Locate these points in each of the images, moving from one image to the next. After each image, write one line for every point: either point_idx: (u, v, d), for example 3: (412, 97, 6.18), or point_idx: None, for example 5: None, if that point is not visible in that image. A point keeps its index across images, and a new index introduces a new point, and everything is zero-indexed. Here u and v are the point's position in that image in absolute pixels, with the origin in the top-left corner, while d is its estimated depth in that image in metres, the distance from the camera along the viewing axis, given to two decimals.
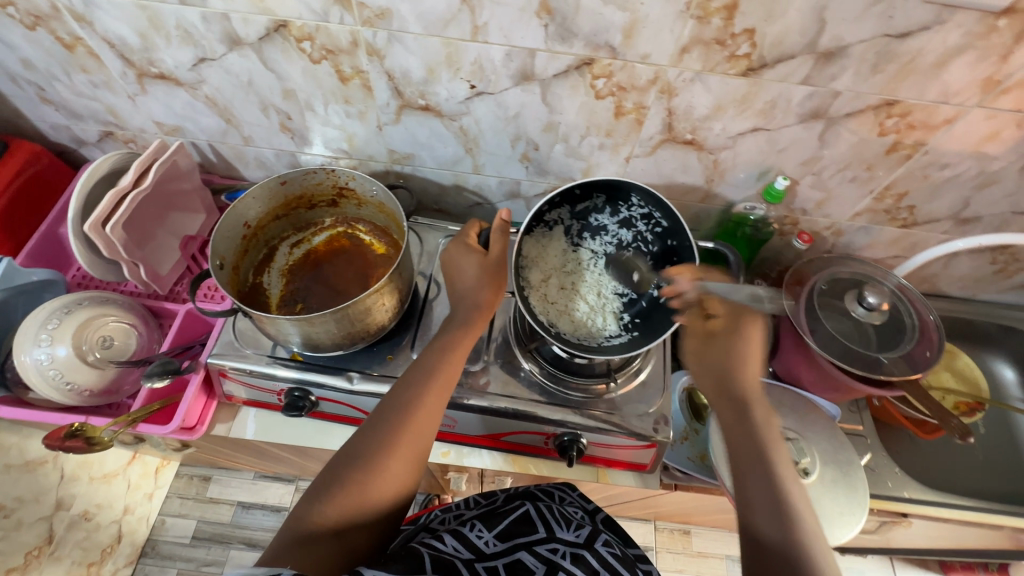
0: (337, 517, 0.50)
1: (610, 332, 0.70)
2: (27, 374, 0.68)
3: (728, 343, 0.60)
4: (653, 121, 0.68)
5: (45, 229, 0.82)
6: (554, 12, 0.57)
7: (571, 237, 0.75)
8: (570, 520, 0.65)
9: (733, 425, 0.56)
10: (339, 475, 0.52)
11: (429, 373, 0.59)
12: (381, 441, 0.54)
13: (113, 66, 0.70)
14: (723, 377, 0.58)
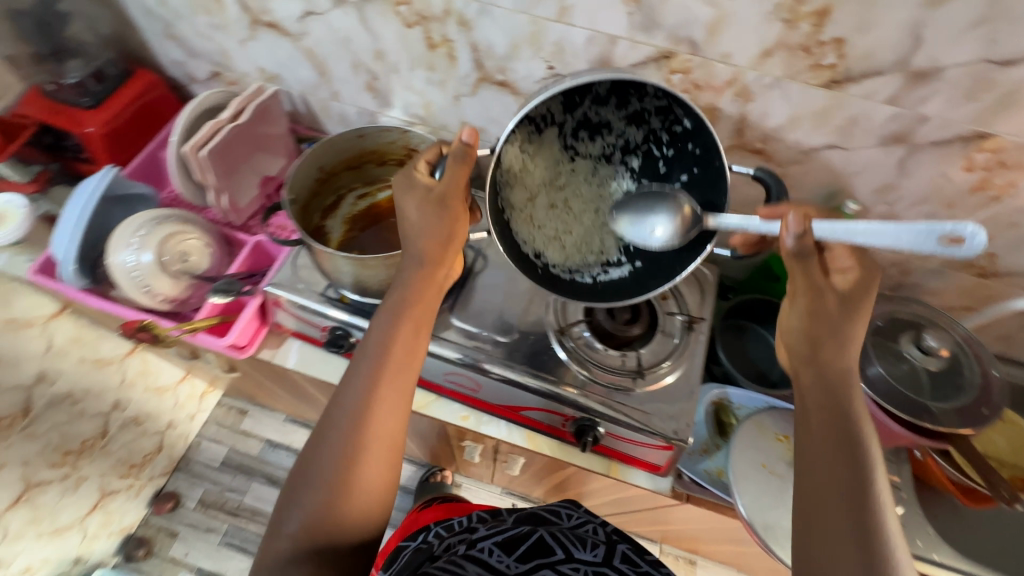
0: (302, 531, 0.52)
1: (608, 260, 0.67)
2: (115, 272, 0.76)
3: (844, 300, 0.52)
4: (725, 124, 0.68)
5: (149, 151, 0.92)
6: (641, 2, 0.58)
7: (564, 138, 0.63)
8: (587, 540, 0.63)
9: (824, 453, 0.48)
10: (298, 496, 0.54)
11: (376, 364, 0.58)
12: (336, 454, 0.54)
13: (232, 12, 0.78)
14: (816, 359, 0.52)
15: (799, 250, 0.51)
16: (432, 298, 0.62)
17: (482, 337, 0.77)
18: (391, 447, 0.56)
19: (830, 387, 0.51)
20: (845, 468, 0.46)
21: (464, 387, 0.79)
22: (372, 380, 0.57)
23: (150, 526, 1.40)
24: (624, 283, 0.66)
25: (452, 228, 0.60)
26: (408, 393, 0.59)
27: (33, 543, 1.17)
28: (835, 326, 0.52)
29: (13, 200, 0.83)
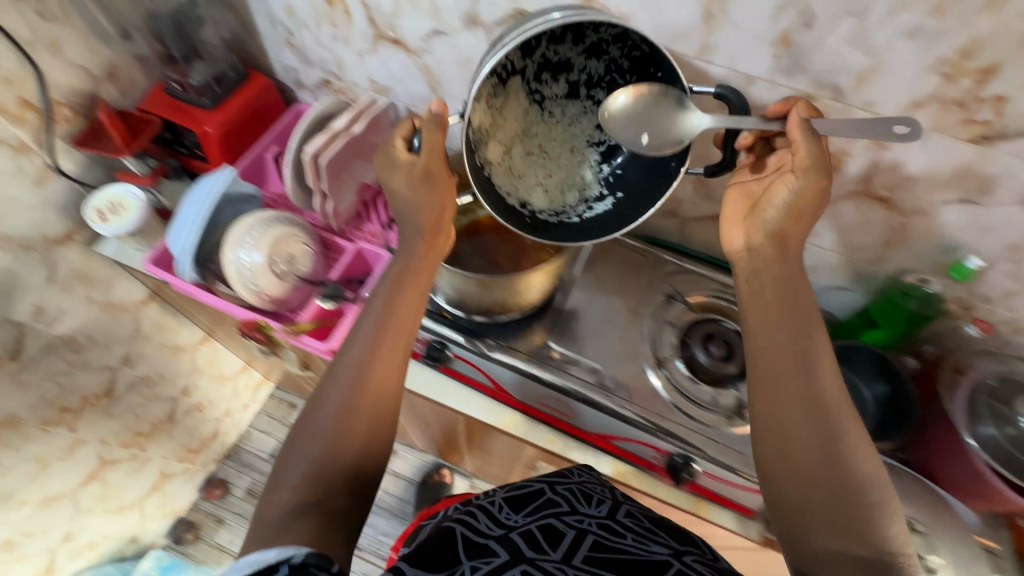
0: (303, 476, 0.56)
1: (591, 196, 0.74)
2: (230, 269, 0.79)
3: (783, 259, 0.59)
4: (853, 169, 0.67)
5: (256, 152, 0.95)
6: (792, 46, 0.57)
7: (529, 85, 0.67)
8: (591, 496, 0.64)
9: (792, 390, 0.53)
10: (301, 450, 0.58)
11: (380, 324, 0.65)
12: (339, 400, 0.60)
13: (358, 25, 0.80)
14: (763, 333, 0.57)
15: (811, 128, 0.56)
16: (432, 260, 0.69)
17: (578, 363, 0.78)
18: (387, 399, 0.62)
19: (800, 365, 0.54)
20: (814, 438, 0.51)
21: (556, 411, 0.80)
22: (375, 344, 0.63)
23: (199, 509, 1.52)
24: (607, 216, 0.73)
25: (444, 198, 0.68)
26: (403, 358, 0.66)
27: (99, 518, 1.21)
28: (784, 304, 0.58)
29: (133, 191, 0.87)
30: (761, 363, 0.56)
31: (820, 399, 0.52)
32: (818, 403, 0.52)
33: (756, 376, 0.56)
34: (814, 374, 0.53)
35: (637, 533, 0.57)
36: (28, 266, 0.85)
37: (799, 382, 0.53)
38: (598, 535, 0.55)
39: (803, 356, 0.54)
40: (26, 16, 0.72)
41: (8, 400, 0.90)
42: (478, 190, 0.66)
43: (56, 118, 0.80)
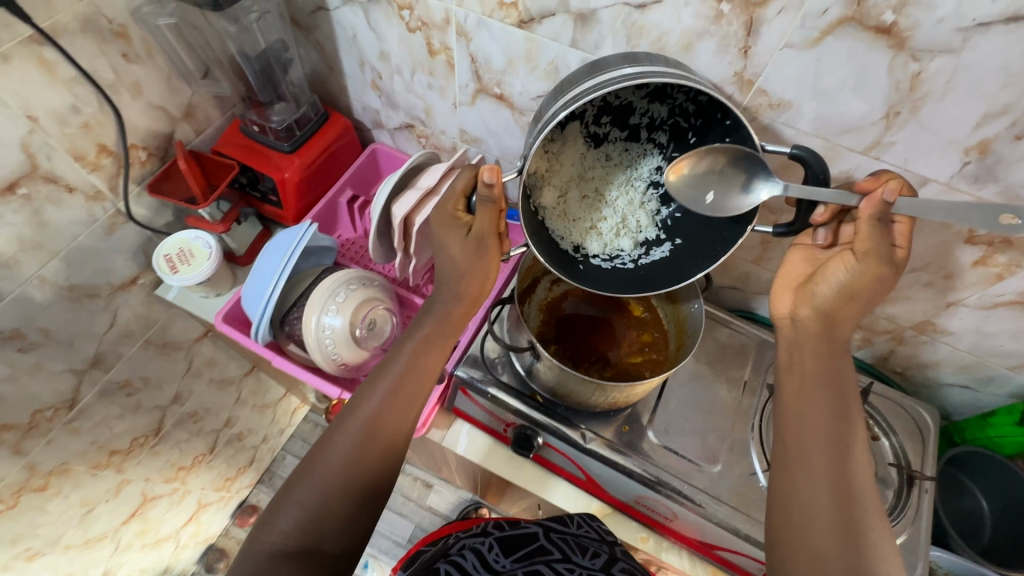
0: (293, 529, 0.48)
1: (646, 240, 0.63)
2: (309, 336, 0.74)
3: (830, 335, 0.53)
4: (1020, 281, 0.60)
5: (330, 197, 0.90)
6: (989, 155, 0.50)
7: (587, 128, 0.59)
8: (588, 548, 0.61)
9: (822, 467, 0.47)
10: (298, 489, 0.50)
11: (399, 377, 0.57)
12: (352, 446, 0.52)
13: (459, 77, 0.74)
14: (796, 406, 0.52)
15: (885, 212, 0.49)
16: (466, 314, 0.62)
17: (681, 461, 0.72)
18: (398, 445, 0.55)
19: (832, 443, 0.48)
20: (832, 520, 0.45)
21: (655, 512, 0.74)
22: (393, 393, 0.56)
23: (230, 536, 1.38)
24: (664, 265, 0.62)
25: (487, 247, 0.58)
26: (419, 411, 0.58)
27: (137, 554, 1.15)
28: (829, 377, 0.52)
29: (203, 238, 0.81)
30: (796, 438, 0.50)
31: (849, 484, 0.46)
32: (843, 481, 0.46)
33: (785, 451, 0.50)
34: (851, 457, 0.48)
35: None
36: (92, 313, 0.80)
37: (830, 460, 0.48)
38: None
39: (836, 433, 0.49)
40: (111, 59, 0.67)
41: (62, 447, 0.85)
42: (529, 236, 0.57)
43: (131, 162, 0.76)
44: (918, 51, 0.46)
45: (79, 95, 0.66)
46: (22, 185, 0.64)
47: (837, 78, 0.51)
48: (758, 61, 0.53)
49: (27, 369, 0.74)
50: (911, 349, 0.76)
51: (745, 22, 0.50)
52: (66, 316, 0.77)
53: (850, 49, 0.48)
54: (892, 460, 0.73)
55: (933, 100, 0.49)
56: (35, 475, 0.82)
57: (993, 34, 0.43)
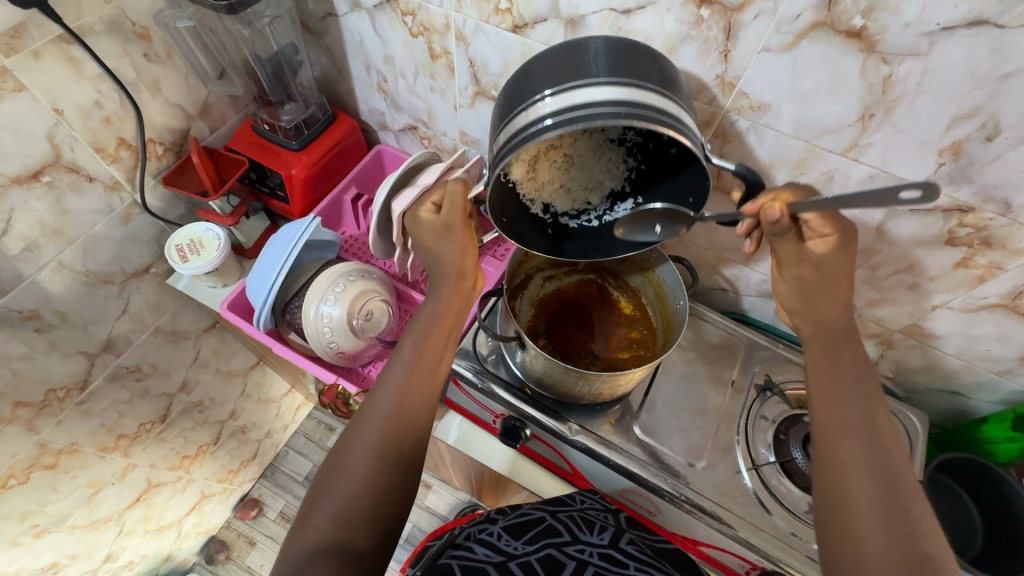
0: (331, 521, 0.47)
1: (614, 193, 0.64)
2: (309, 323, 0.77)
3: (828, 323, 0.54)
4: (1001, 283, 0.60)
5: (336, 194, 0.93)
6: (962, 155, 0.51)
7: None
8: (595, 524, 0.64)
9: (859, 456, 0.47)
10: (333, 488, 0.49)
11: (412, 365, 0.57)
12: (378, 437, 0.52)
13: (459, 80, 0.77)
14: (829, 398, 0.51)
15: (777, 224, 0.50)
16: (463, 305, 0.63)
17: (667, 457, 0.73)
18: (422, 434, 0.55)
19: (865, 435, 0.48)
20: (883, 512, 0.43)
21: (640, 507, 0.76)
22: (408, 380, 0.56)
23: (231, 529, 1.40)
24: None
25: (465, 241, 0.63)
26: (434, 398, 0.57)
27: (140, 539, 1.18)
28: (854, 370, 0.52)
29: (212, 230, 0.85)
30: (832, 430, 0.49)
31: (887, 470, 0.45)
32: (885, 470, 0.45)
33: (823, 445, 0.49)
34: (887, 447, 0.47)
35: (641, 563, 0.57)
36: (106, 299, 0.85)
37: (869, 451, 0.46)
38: (598, 566, 0.56)
39: (865, 425, 0.49)
40: (134, 59, 0.72)
41: (72, 427, 0.89)
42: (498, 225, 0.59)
43: (148, 155, 0.81)
44: (887, 55, 0.48)
45: (103, 91, 0.70)
46: (46, 173, 0.69)
47: (813, 81, 0.53)
48: (738, 65, 0.55)
49: (43, 349, 0.78)
50: (900, 353, 0.77)
51: (724, 27, 0.53)
52: (82, 300, 0.81)
53: (823, 52, 0.50)
54: None
55: (905, 102, 0.50)
56: (46, 452, 0.86)
57: (957, 38, 0.45)
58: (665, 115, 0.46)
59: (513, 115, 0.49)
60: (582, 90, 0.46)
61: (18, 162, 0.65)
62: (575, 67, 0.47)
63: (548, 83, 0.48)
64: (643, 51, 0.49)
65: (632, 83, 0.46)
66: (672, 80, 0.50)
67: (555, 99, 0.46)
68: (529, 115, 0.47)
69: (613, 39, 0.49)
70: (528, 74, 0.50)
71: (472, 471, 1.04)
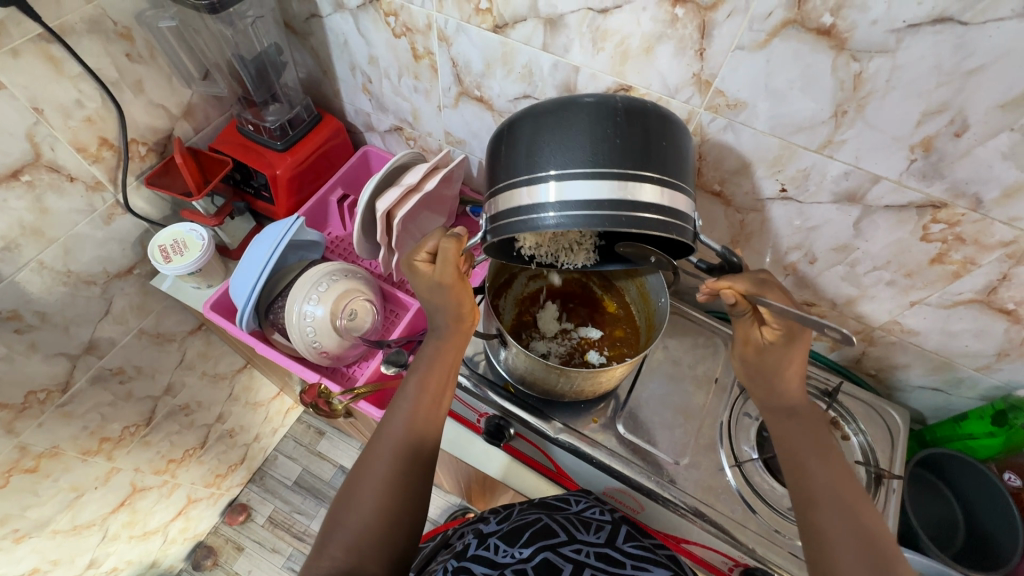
0: (339, 559, 0.46)
1: None
2: (292, 323, 0.77)
3: (781, 400, 0.56)
4: (975, 279, 0.61)
5: (322, 194, 0.93)
6: (933, 151, 0.52)
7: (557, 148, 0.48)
8: (591, 523, 0.61)
9: (836, 519, 0.48)
10: (345, 518, 0.49)
11: (416, 398, 0.57)
12: (386, 471, 0.52)
13: (442, 80, 0.77)
14: (803, 476, 0.52)
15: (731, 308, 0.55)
16: (462, 341, 0.62)
17: (651, 456, 0.73)
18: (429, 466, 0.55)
19: (840, 504, 0.48)
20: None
21: (624, 504, 0.76)
22: (414, 413, 0.56)
23: (218, 534, 1.39)
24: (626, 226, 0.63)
25: (462, 298, 0.59)
26: (437, 433, 0.57)
27: (124, 545, 1.17)
28: (818, 445, 0.53)
29: (196, 230, 0.84)
30: (809, 504, 0.50)
31: (867, 531, 0.46)
32: (866, 538, 0.46)
33: (806, 517, 0.50)
34: (862, 517, 0.47)
35: (639, 560, 0.55)
36: (88, 299, 0.84)
37: (844, 525, 0.47)
38: (596, 567, 0.53)
39: (836, 491, 0.49)
40: (116, 59, 0.73)
41: (53, 430, 0.88)
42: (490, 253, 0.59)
43: (131, 155, 0.80)
44: (857, 52, 0.49)
45: (83, 91, 0.70)
46: (26, 172, 0.68)
47: (786, 78, 0.54)
48: (714, 63, 0.56)
49: (23, 350, 0.78)
50: (881, 350, 0.77)
51: (698, 25, 0.54)
52: (63, 301, 0.81)
53: (795, 50, 0.51)
54: (859, 458, 0.74)
55: (877, 98, 0.51)
56: (27, 456, 0.85)
57: (924, 34, 0.46)
58: (660, 207, 0.46)
59: (509, 189, 0.49)
60: (579, 182, 0.45)
61: None
62: (576, 144, 0.46)
63: (549, 161, 0.47)
64: (653, 123, 0.48)
65: (628, 175, 0.45)
66: (677, 155, 0.49)
67: (554, 188, 0.46)
68: (527, 197, 0.47)
69: (624, 112, 0.47)
70: (529, 137, 0.48)
71: (459, 473, 1.03)
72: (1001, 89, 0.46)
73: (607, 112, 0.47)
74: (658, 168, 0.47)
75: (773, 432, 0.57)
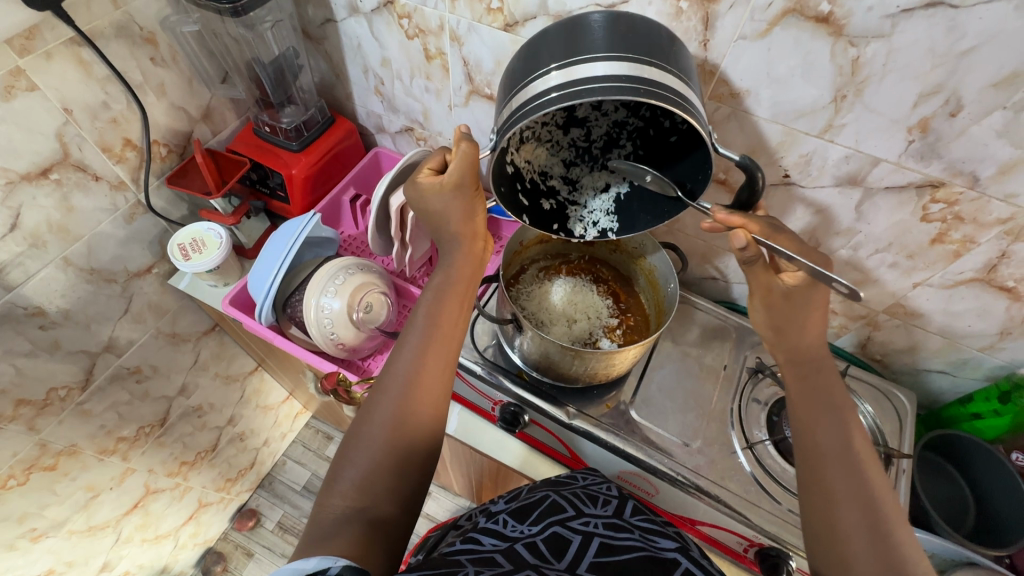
0: (351, 499, 0.47)
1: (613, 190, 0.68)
2: (311, 314, 0.79)
3: (799, 351, 0.56)
4: (975, 257, 0.63)
5: (335, 194, 0.96)
6: (930, 131, 0.55)
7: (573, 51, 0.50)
8: (598, 497, 0.62)
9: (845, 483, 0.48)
10: (354, 456, 0.50)
11: (425, 334, 0.57)
12: (395, 406, 0.52)
13: (453, 80, 0.80)
14: (811, 433, 0.52)
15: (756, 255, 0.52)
16: (474, 272, 0.63)
17: (664, 439, 0.74)
18: (441, 400, 0.56)
19: (845, 464, 0.49)
20: (868, 542, 0.45)
21: (638, 488, 0.77)
22: (423, 346, 0.56)
23: (228, 540, 1.38)
24: (623, 205, 0.67)
25: (473, 206, 0.61)
26: (450, 366, 0.58)
27: (136, 549, 1.16)
28: (832, 405, 0.53)
29: (215, 229, 0.87)
30: (816, 464, 0.50)
31: (871, 497, 0.47)
32: (866, 498, 0.47)
33: (811, 477, 0.50)
34: (868, 477, 0.48)
35: (647, 531, 0.55)
36: (109, 298, 0.86)
37: (850, 484, 0.48)
38: (605, 535, 0.53)
39: (848, 453, 0.50)
40: (140, 62, 0.76)
41: (71, 429, 0.89)
42: (507, 197, 0.62)
43: (153, 156, 0.83)
44: (854, 37, 0.52)
45: (110, 93, 0.73)
46: (54, 171, 0.71)
47: (786, 65, 0.56)
48: (717, 52, 0.59)
49: (46, 347, 0.79)
50: (886, 334, 0.79)
51: (702, 17, 0.57)
52: (86, 299, 0.83)
53: (795, 38, 0.54)
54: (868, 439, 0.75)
55: (874, 82, 0.54)
56: (47, 453, 0.86)
57: (917, 18, 0.48)
58: (677, 93, 0.47)
59: (516, 94, 0.50)
60: (591, 63, 0.46)
61: (26, 159, 0.67)
62: (587, 40, 0.48)
63: (561, 56, 0.48)
64: (669, 38, 0.51)
65: (636, 59, 0.47)
66: (685, 68, 0.51)
67: (558, 72, 0.47)
68: (539, 87, 0.48)
69: (640, 24, 0.50)
70: (542, 43, 0.51)
71: (470, 468, 1.04)
72: (993, 68, 0.48)
73: (621, 22, 0.50)
74: (667, 65, 0.48)
75: (792, 382, 0.56)
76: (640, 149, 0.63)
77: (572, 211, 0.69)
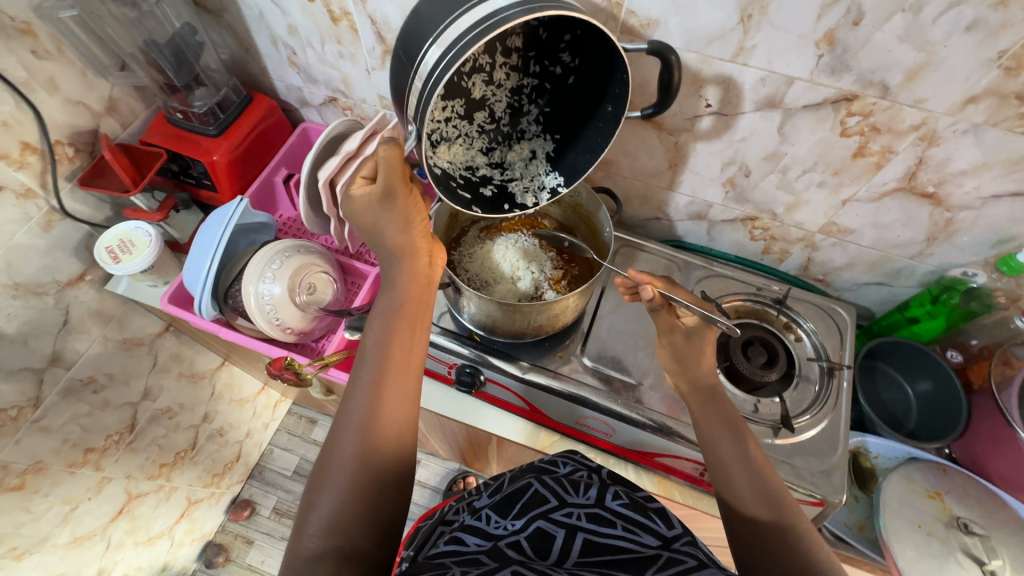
0: (320, 542, 0.45)
1: (538, 152, 0.67)
2: (250, 302, 0.77)
3: (701, 383, 0.61)
4: (896, 167, 0.63)
5: (265, 176, 0.93)
6: (837, 44, 0.54)
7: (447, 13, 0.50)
8: (581, 483, 0.57)
9: (758, 518, 0.49)
10: (320, 496, 0.48)
11: (381, 358, 0.56)
12: (358, 434, 0.51)
13: (365, 41, 0.76)
14: (725, 476, 0.54)
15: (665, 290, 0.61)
16: (422, 288, 0.61)
17: (617, 381, 0.76)
18: (408, 424, 0.54)
19: (764, 499, 0.50)
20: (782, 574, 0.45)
21: (595, 429, 0.79)
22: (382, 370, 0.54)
23: (227, 531, 1.36)
24: (562, 164, 0.67)
25: (408, 210, 0.60)
26: (413, 387, 0.56)
27: (131, 552, 1.13)
28: (731, 437, 0.56)
29: (142, 227, 0.84)
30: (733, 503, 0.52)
31: (782, 527, 0.48)
32: (780, 531, 0.48)
33: (734, 515, 0.51)
34: (787, 510, 0.49)
35: (630, 520, 0.51)
36: (43, 310, 0.85)
37: (764, 514, 0.49)
38: (588, 530, 0.50)
39: (763, 489, 0.51)
40: (20, 57, 0.71)
41: (33, 446, 0.87)
42: (444, 195, 0.59)
43: (58, 158, 0.80)
44: None
45: None
46: None
47: None
48: None
49: None
50: (824, 254, 0.80)
51: None
52: (14, 313, 0.80)
53: None
54: (812, 354, 0.77)
55: None
56: (9, 473, 0.84)
57: None
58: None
59: (413, 82, 0.51)
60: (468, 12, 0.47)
61: None
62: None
63: (444, 17, 0.49)
64: None
65: None
66: None
67: (438, 41, 0.48)
68: (435, 53, 0.48)
69: None
70: (417, 21, 0.52)
71: (444, 433, 1.06)
72: None
73: None
74: None
75: (702, 417, 0.59)
76: (545, 107, 0.65)
77: (513, 190, 0.68)
